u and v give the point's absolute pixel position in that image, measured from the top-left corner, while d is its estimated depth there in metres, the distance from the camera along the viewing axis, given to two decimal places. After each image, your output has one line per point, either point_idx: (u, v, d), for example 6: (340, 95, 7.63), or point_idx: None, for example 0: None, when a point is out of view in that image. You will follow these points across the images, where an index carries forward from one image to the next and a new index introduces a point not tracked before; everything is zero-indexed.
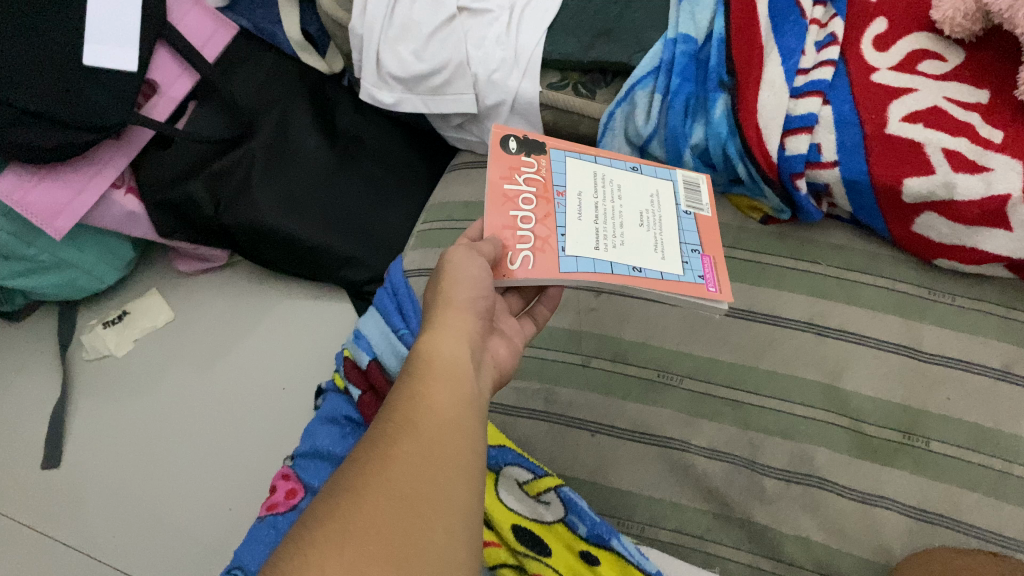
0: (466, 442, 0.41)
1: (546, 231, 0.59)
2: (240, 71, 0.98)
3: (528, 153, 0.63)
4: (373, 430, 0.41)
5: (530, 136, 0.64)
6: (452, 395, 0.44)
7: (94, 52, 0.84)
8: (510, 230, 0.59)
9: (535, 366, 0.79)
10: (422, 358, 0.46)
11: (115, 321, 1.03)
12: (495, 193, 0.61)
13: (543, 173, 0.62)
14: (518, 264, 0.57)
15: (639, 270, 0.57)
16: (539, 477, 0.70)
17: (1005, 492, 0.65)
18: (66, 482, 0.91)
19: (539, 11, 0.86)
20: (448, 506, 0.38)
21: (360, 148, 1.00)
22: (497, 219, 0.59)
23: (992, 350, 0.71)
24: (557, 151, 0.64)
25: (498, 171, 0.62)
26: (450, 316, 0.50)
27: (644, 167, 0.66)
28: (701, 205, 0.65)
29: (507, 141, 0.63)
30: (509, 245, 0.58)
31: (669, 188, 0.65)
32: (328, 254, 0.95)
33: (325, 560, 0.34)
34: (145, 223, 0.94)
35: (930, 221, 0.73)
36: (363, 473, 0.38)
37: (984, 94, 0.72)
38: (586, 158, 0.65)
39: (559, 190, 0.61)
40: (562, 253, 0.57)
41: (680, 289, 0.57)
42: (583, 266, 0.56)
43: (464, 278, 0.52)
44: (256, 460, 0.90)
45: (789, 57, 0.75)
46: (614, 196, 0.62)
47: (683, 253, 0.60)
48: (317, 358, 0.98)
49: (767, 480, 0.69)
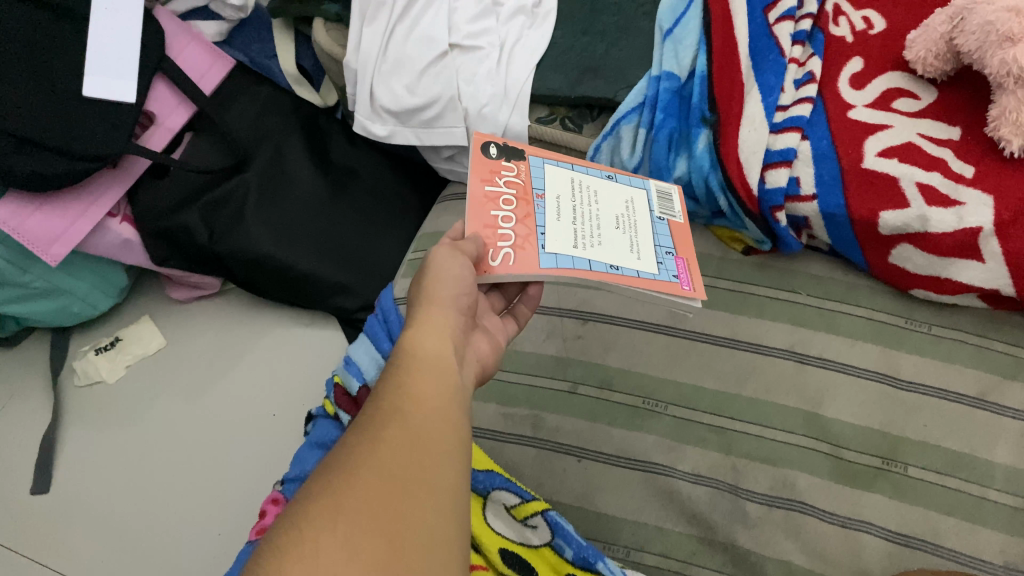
0: (451, 428, 0.44)
1: (527, 229, 0.60)
2: (235, 105, 0.99)
3: (508, 158, 0.65)
4: (363, 418, 0.44)
5: (509, 143, 0.67)
6: (438, 386, 0.46)
7: (94, 84, 0.87)
8: (491, 229, 0.60)
9: (523, 393, 0.81)
10: (407, 352, 0.48)
11: (107, 347, 1.03)
12: (476, 195, 0.63)
13: (522, 177, 0.64)
14: (499, 260, 0.58)
15: (616, 268, 0.59)
16: (526, 501, 0.72)
17: (981, 516, 0.67)
18: (55, 508, 0.91)
19: (527, 50, 0.89)
20: (436, 487, 0.41)
21: (353, 179, 1.02)
22: (479, 217, 0.61)
23: (967, 378, 0.73)
24: (536, 157, 0.67)
25: (478, 175, 0.64)
26: (433, 312, 0.52)
27: (618, 176, 0.69)
28: (674, 212, 0.68)
29: (487, 147, 0.66)
30: (490, 243, 0.59)
31: (643, 196, 0.68)
32: (319, 283, 0.97)
33: (321, 536, 0.37)
34: (139, 251, 0.96)
35: (905, 252, 0.75)
36: (354, 457, 0.41)
37: (956, 131, 0.75)
38: (563, 165, 0.67)
39: (538, 193, 0.63)
40: (542, 250, 0.59)
41: (655, 287, 0.60)
42: (562, 265, 0.58)
43: (449, 275, 0.54)
44: (247, 486, 0.91)
45: (769, 93, 0.79)
46: (591, 201, 0.65)
47: (658, 253, 0.63)
48: (307, 385, 0.99)
49: (750, 505, 0.70)
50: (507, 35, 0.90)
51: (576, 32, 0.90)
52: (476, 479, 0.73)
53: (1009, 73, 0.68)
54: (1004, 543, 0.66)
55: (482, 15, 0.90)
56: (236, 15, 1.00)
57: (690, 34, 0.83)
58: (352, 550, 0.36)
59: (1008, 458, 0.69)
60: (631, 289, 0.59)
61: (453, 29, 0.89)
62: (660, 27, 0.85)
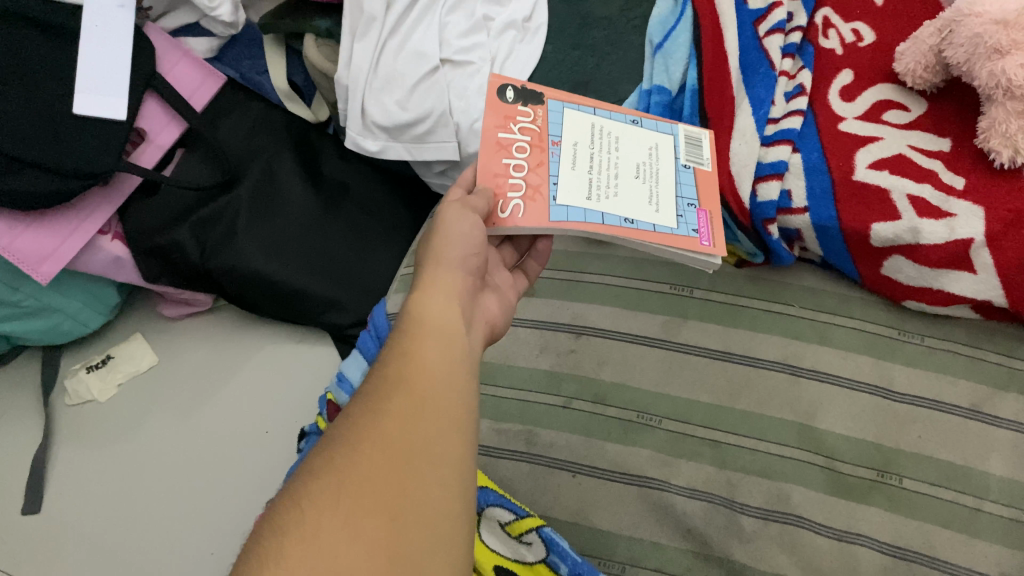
0: (456, 397, 0.45)
1: (538, 179, 0.62)
2: (227, 121, 1.00)
3: (525, 102, 0.66)
4: (369, 388, 0.45)
5: (527, 85, 0.67)
6: (443, 352, 0.47)
7: (86, 101, 0.86)
8: (502, 178, 0.63)
9: (518, 408, 0.80)
10: (414, 316, 0.49)
11: (99, 365, 1.02)
12: (490, 141, 0.64)
13: (539, 122, 0.66)
14: (509, 212, 0.61)
15: (630, 221, 0.61)
16: (520, 518, 0.71)
17: (976, 528, 0.67)
18: (45, 529, 0.91)
19: (518, 62, 0.90)
20: (441, 460, 0.41)
21: (345, 195, 1.01)
22: (491, 166, 0.63)
23: (961, 389, 0.73)
24: (555, 101, 0.67)
25: (493, 120, 0.65)
26: (440, 276, 0.53)
27: (644, 120, 0.70)
28: (701, 159, 0.69)
29: (504, 91, 0.66)
30: (500, 193, 0.62)
31: (669, 142, 0.69)
32: (311, 299, 0.97)
33: (324, 512, 0.38)
34: (130, 269, 0.95)
35: (897, 264, 0.75)
36: (359, 429, 0.42)
37: (946, 142, 0.76)
38: (585, 109, 0.68)
39: (554, 140, 0.65)
40: (553, 201, 0.61)
41: (671, 241, 0.62)
42: (574, 217, 0.61)
43: (455, 237, 0.55)
44: (239, 505, 0.91)
45: (760, 106, 0.79)
46: (611, 148, 0.66)
47: (679, 206, 0.64)
48: (301, 401, 0.99)
49: (745, 519, 0.70)
50: (498, 49, 0.90)
51: (567, 46, 0.91)
52: None
53: (998, 85, 0.69)
54: (1000, 555, 0.66)
55: (473, 30, 0.90)
56: (227, 31, 1.01)
57: (680, 47, 0.84)
58: (354, 528, 0.37)
59: (1003, 469, 0.69)
60: (647, 242, 0.61)
61: (445, 45, 0.89)
62: (650, 41, 0.86)
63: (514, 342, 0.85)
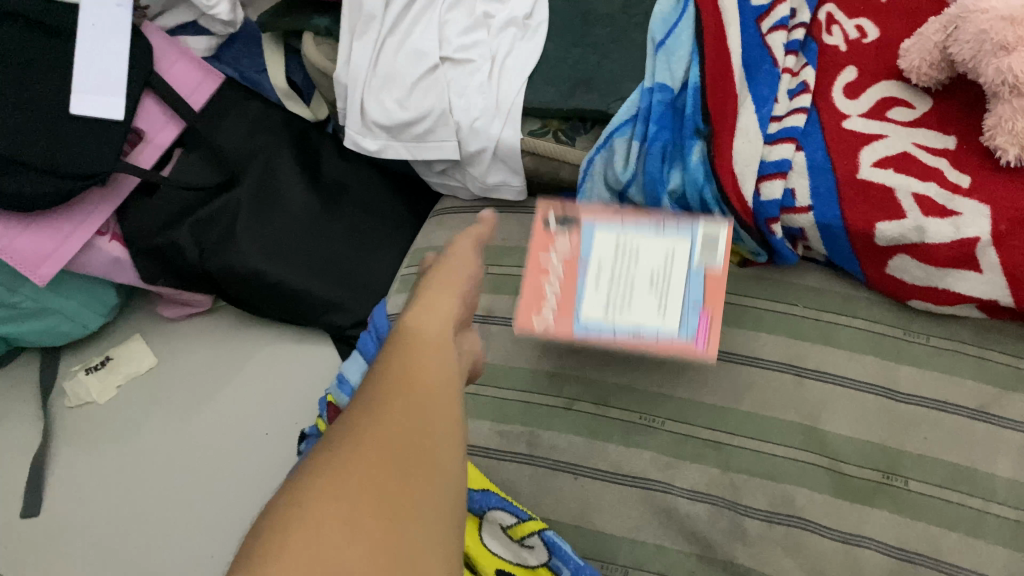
0: (453, 406, 0.43)
1: (565, 295, 0.68)
2: (225, 121, 0.99)
3: (559, 222, 0.70)
4: (366, 387, 0.43)
5: (563, 203, 0.71)
6: (440, 363, 0.45)
7: (83, 102, 0.86)
8: (536, 291, 0.69)
9: (520, 410, 0.80)
10: (410, 330, 0.47)
11: (98, 367, 1.02)
12: (531, 263, 0.70)
13: (570, 243, 0.69)
14: (541, 322, 0.68)
15: (638, 331, 0.66)
16: (522, 521, 0.70)
17: (983, 531, 0.67)
18: (47, 532, 0.91)
19: (520, 61, 0.88)
20: (438, 464, 0.40)
21: (344, 195, 1.00)
22: (529, 283, 0.70)
23: (967, 390, 0.72)
24: (586, 212, 0.70)
25: (534, 247, 0.70)
26: (437, 294, 0.51)
27: (668, 220, 0.69)
28: (716, 262, 0.68)
29: (541, 214, 0.71)
30: (534, 304, 0.69)
31: (686, 246, 0.68)
32: (311, 299, 0.96)
33: (326, 506, 0.36)
34: (129, 270, 0.94)
35: (902, 264, 0.74)
36: (358, 426, 0.40)
37: (951, 140, 0.75)
38: (612, 217, 0.69)
39: (584, 260, 0.69)
40: (578, 316, 0.67)
41: (669, 347, 0.66)
42: (594, 336, 0.67)
43: (452, 268, 0.54)
44: (240, 507, 0.90)
45: (763, 104, 0.78)
46: (634, 259, 0.68)
47: (684, 306, 0.67)
48: (296, 400, 0.97)
49: (750, 522, 0.70)
50: (499, 47, 0.89)
51: (568, 44, 0.89)
52: (473, 498, 0.72)
53: (1003, 82, 0.68)
54: (1006, 559, 0.65)
55: (473, 28, 0.89)
56: (225, 30, 1.01)
57: (682, 44, 0.81)
58: (354, 524, 0.36)
59: (1010, 471, 0.68)
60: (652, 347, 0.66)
61: (444, 43, 0.89)
62: (653, 38, 0.83)
63: (515, 343, 0.84)
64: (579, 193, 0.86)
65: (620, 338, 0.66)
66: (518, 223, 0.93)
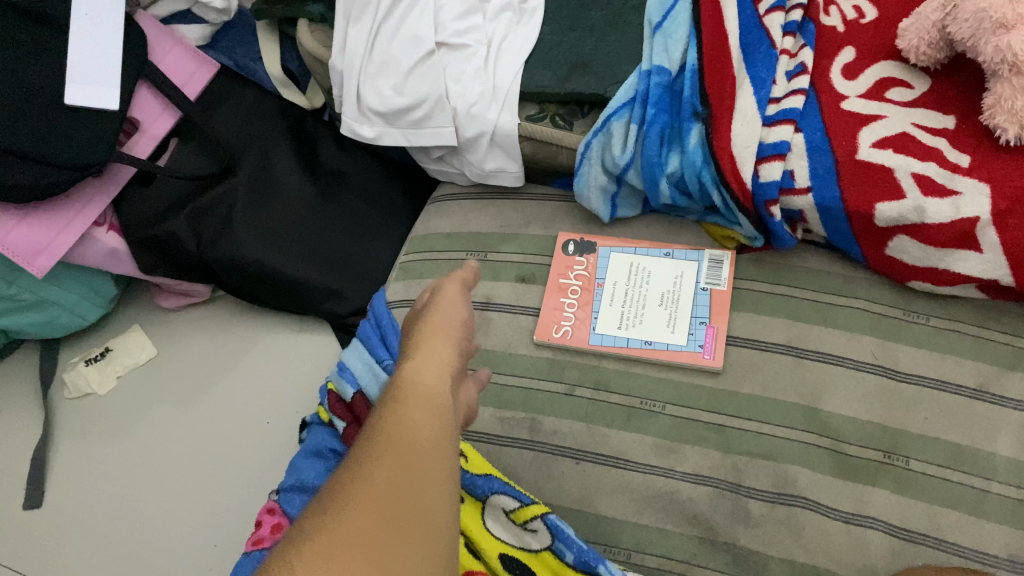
0: (446, 465, 0.41)
1: (584, 314, 0.83)
2: (221, 109, 0.99)
3: (581, 253, 0.87)
4: (356, 454, 0.41)
5: (585, 238, 0.88)
6: (433, 418, 0.43)
7: (76, 91, 0.85)
8: (557, 311, 0.84)
9: (521, 396, 0.80)
10: (404, 382, 0.45)
11: (98, 358, 1.02)
12: (552, 285, 0.86)
13: (589, 269, 0.86)
14: (560, 332, 0.82)
15: (649, 343, 0.79)
16: (525, 505, 0.71)
17: (985, 510, 0.67)
18: (49, 523, 0.91)
19: (516, 45, 0.88)
20: (430, 530, 0.38)
21: (342, 182, 0.99)
22: (550, 303, 0.84)
23: (967, 370, 0.72)
24: (605, 247, 0.87)
25: (556, 271, 0.86)
26: (433, 339, 0.49)
27: (676, 251, 0.85)
28: (720, 279, 0.82)
29: (567, 245, 0.88)
30: (555, 319, 0.83)
31: (693, 268, 0.83)
32: (310, 288, 0.95)
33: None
34: (127, 261, 0.94)
35: (902, 245, 0.74)
36: (345, 501, 0.38)
37: (951, 119, 0.74)
38: (627, 250, 0.86)
39: (599, 282, 0.84)
40: (594, 331, 0.81)
41: (677, 358, 0.78)
42: (607, 346, 0.80)
43: (452, 306, 0.52)
44: (239, 496, 0.90)
45: (761, 86, 0.78)
46: (643, 282, 0.83)
47: (691, 325, 0.79)
48: (295, 389, 0.97)
49: (752, 503, 0.70)
50: (494, 32, 0.89)
51: (564, 28, 0.88)
52: (475, 483, 0.73)
53: (1003, 61, 0.68)
54: (1008, 536, 0.65)
55: (469, 13, 0.89)
56: (220, 18, 1.00)
57: (680, 26, 0.82)
58: None
59: (1010, 450, 0.68)
60: (660, 361, 0.78)
61: (440, 28, 0.88)
62: (649, 21, 0.83)
63: (515, 329, 0.84)
64: (576, 176, 0.85)
65: (633, 347, 0.80)
66: (515, 209, 0.93)
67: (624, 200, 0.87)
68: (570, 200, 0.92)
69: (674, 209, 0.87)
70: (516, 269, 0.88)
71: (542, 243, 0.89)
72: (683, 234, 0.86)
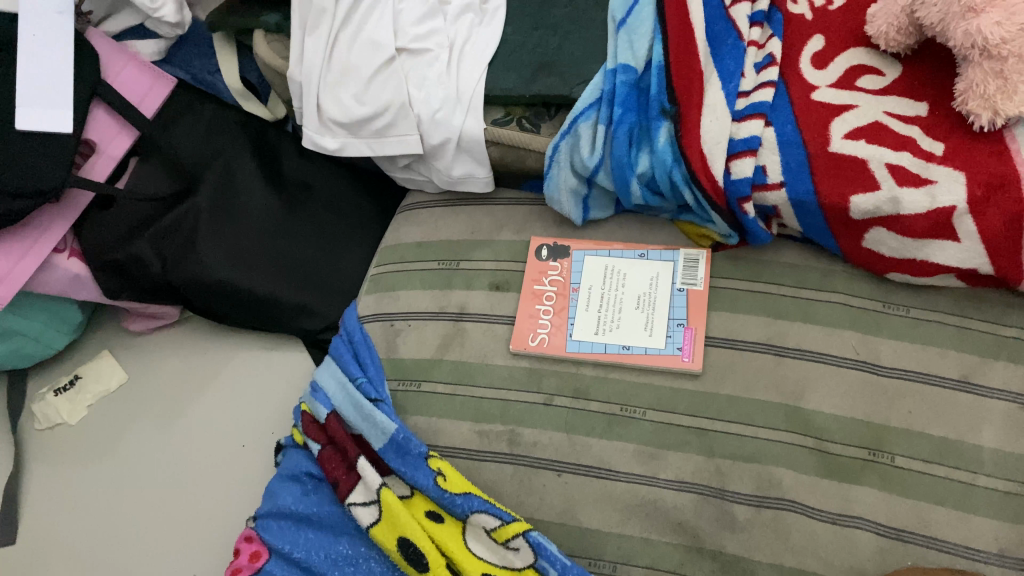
0: None
1: (560, 321, 0.81)
2: (180, 126, 0.96)
3: (555, 258, 0.85)
4: None
5: (559, 242, 0.86)
6: None
7: (25, 115, 0.83)
8: (533, 319, 0.81)
9: (499, 407, 0.78)
10: None
11: (66, 387, 1.00)
12: (527, 292, 0.83)
13: (564, 274, 0.84)
14: (536, 341, 0.80)
15: (627, 348, 0.77)
16: (506, 523, 0.70)
17: (972, 504, 0.66)
18: (24, 559, 0.89)
19: (479, 47, 0.86)
20: None
21: (309, 194, 0.97)
22: (525, 311, 0.82)
23: (950, 361, 0.71)
24: (578, 251, 0.85)
25: (530, 277, 0.84)
26: None
27: (650, 252, 0.83)
28: (696, 279, 0.80)
29: (540, 250, 0.86)
30: (530, 327, 0.81)
31: (668, 269, 0.81)
32: (279, 305, 0.93)
33: None
34: (91, 287, 0.92)
35: (879, 237, 0.73)
36: None
37: (923, 106, 0.72)
38: (601, 253, 0.84)
39: (574, 287, 0.82)
40: (570, 338, 0.79)
41: (656, 363, 0.76)
42: (583, 353, 0.79)
43: None
44: (218, 522, 0.88)
45: (730, 79, 0.76)
46: (618, 285, 0.81)
47: (669, 327, 0.77)
48: (270, 408, 0.95)
49: (737, 508, 0.69)
50: (456, 34, 0.87)
51: (527, 27, 0.86)
52: (455, 502, 0.72)
53: (973, 45, 0.66)
54: (997, 530, 0.64)
55: (429, 16, 0.86)
56: (173, 32, 0.99)
57: (644, 21, 0.80)
58: None
59: (995, 442, 0.67)
60: (639, 365, 0.77)
61: (400, 33, 0.86)
62: (613, 18, 0.82)
63: (491, 339, 0.82)
64: (545, 178, 0.84)
65: (611, 354, 0.77)
66: (486, 215, 0.91)
67: (596, 202, 0.86)
68: (542, 203, 0.90)
69: (647, 209, 0.85)
70: (489, 277, 0.86)
71: (514, 248, 0.87)
72: (657, 234, 0.84)
